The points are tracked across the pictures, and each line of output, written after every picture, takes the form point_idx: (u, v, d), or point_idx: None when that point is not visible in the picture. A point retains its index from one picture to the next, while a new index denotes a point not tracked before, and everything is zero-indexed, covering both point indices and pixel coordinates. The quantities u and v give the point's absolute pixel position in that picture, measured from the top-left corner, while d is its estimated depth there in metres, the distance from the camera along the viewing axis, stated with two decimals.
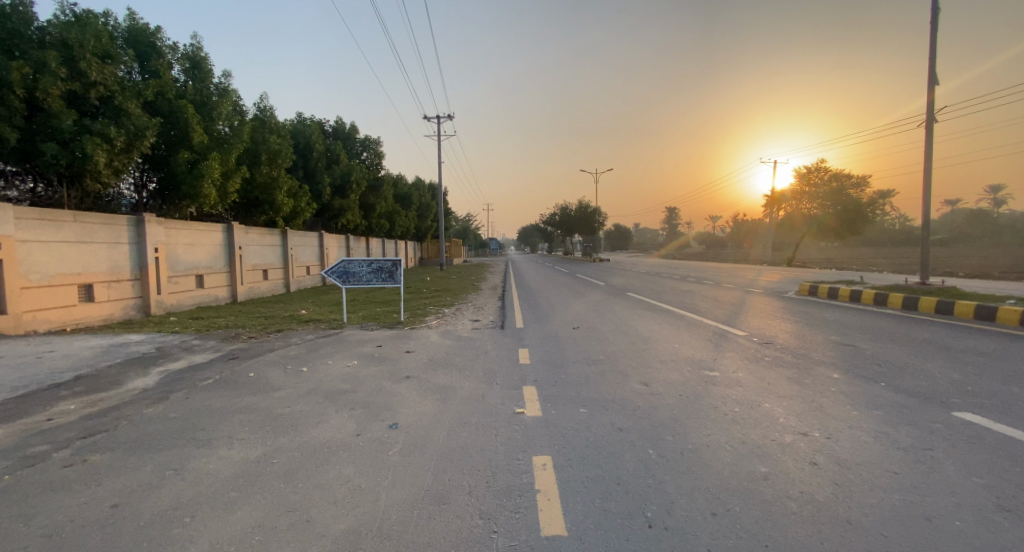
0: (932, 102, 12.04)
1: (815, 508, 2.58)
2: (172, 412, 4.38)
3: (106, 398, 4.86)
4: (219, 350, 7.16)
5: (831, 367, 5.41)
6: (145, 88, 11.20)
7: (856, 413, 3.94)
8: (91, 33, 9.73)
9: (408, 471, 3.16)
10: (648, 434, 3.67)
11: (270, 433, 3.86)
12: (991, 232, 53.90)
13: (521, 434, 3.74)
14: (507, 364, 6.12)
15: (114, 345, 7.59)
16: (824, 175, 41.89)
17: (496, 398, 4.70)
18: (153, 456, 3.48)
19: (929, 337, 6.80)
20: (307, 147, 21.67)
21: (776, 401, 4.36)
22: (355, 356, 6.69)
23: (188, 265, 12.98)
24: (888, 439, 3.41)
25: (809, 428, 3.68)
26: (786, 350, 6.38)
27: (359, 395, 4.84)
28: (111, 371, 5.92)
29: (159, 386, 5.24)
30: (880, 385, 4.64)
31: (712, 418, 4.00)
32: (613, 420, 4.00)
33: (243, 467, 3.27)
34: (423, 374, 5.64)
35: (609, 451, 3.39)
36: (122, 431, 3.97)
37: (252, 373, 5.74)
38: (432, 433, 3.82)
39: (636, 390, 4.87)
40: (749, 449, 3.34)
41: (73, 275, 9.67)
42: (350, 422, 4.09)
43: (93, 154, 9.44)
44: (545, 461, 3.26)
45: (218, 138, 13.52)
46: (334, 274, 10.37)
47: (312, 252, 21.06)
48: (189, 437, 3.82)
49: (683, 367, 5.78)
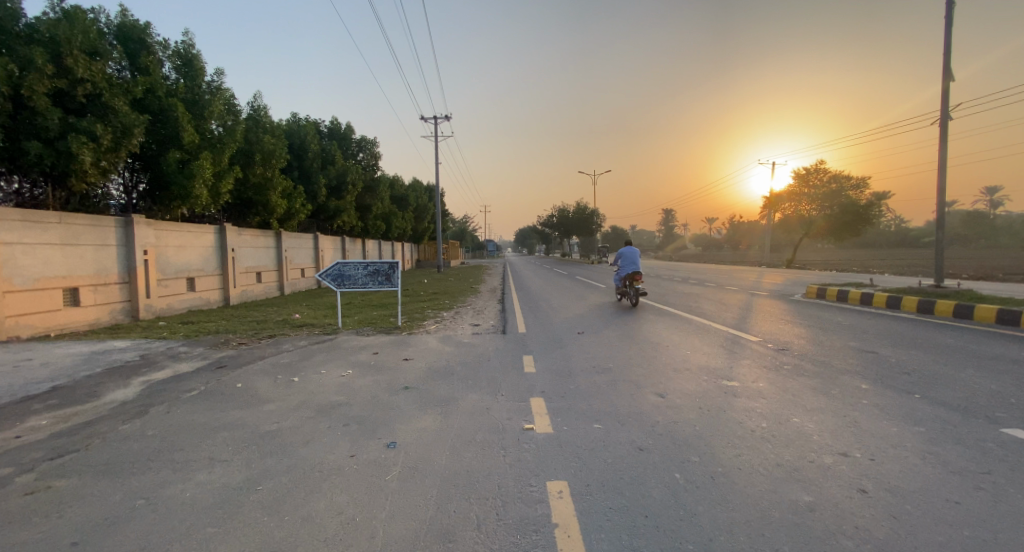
0: (948, 98, 11.76)
1: (876, 548, 2.25)
2: (151, 429, 4.00)
3: (80, 413, 4.47)
4: (206, 358, 6.79)
5: (857, 376, 5.11)
6: (134, 85, 10.81)
7: (896, 430, 3.65)
8: (79, 28, 9.36)
9: (408, 501, 2.82)
10: (672, 455, 3.34)
11: (255, 454, 3.50)
12: (989, 234, 53.92)
13: (532, 456, 3.39)
14: (512, 373, 5.78)
15: (98, 352, 7.19)
16: (824, 177, 41.86)
17: (502, 412, 4.36)
18: (127, 480, 3.11)
19: (954, 344, 6.53)
20: (302, 148, 21.36)
21: (805, 415, 4.05)
22: (350, 364, 6.33)
23: (179, 268, 12.59)
24: (939, 462, 3.11)
25: (848, 447, 3.37)
26: (804, 357, 6.09)
27: (354, 409, 4.48)
28: (88, 381, 5.51)
29: (140, 399, 4.85)
30: (914, 398, 4.35)
31: (739, 435, 3.68)
32: (631, 438, 3.67)
33: (223, 496, 2.90)
34: (423, 385, 5.29)
35: (631, 476, 3.05)
36: (95, 451, 3.57)
37: (240, 384, 5.38)
38: (433, 453, 3.47)
39: (652, 402, 4.55)
40: (786, 473, 3.02)
41: (59, 278, 9.27)
42: (343, 440, 3.74)
43: (79, 153, 9.04)
44: (560, 489, 2.91)
45: (210, 137, 13.16)
46: (328, 277, 9.98)
47: (307, 254, 20.67)
48: (167, 458, 3.43)
49: (699, 376, 5.45)
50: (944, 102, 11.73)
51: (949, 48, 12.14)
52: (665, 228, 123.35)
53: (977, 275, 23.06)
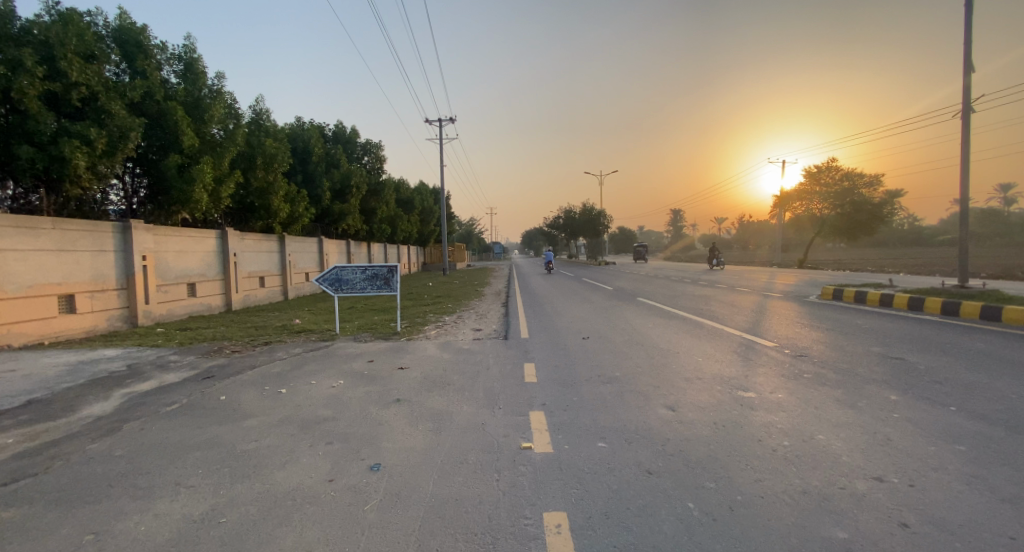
0: (970, 90, 11.30)
1: None
2: (119, 449, 3.72)
3: (50, 430, 4.20)
4: (195, 368, 6.54)
5: (885, 386, 4.70)
6: (131, 88, 10.65)
7: (934, 449, 3.27)
8: (74, 30, 9.19)
9: (384, 537, 2.49)
10: (685, 480, 2.99)
11: (225, 479, 3.19)
12: (1005, 232, 52.87)
13: (528, 481, 3.06)
14: (511, 383, 5.45)
15: (84, 362, 6.94)
16: (835, 175, 41.05)
17: (498, 428, 4.02)
18: (82, 510, 2.83)
19: (983, 348, 6.14)
20: (306, 152, 21.21)
21: (830, 431, 3.69)
22: (343, 374, 6.02)
23: (180, 273, 12.43)
24: (986, 487, 2.73)
25: (883, 471, 3.00)
26: (825, 365, 5.69)
27: (340, 425, 4.17)
28: (66, 394, 5.25)
29: (116, 414, 4.59)
30: (950, 410, 3.96)
31: (758, 456, 3.31)
32: (640, 459, 3.33)
33: (180, 531, 2.59)
34: (416, 396, 4.98)
35: (639, 507, 2.71)
36: (53, 475, 3.29)
37: (224, 397, 5.10)
38: (419, 478, 3.15)
39: (662, 416, 4.21)
40: (815, 503, 2.66)
41: (54, 285, 9.10)
42: (323, 462, 3.43)
43: (72, 157, 8.83)
44: (558, 523, 2.58)
45: (211, 142, 12.99)
46: (326, 281, 9.68)
47: (311, 259, 20.49)
48: (129, 484, 3.13)
49: (712, 386, 5.08)
50: (965, 94, 11.28)
51: (970, 39, 11.69)
52: (673, 228, 122.33)
53: (998, 275, 22.27)
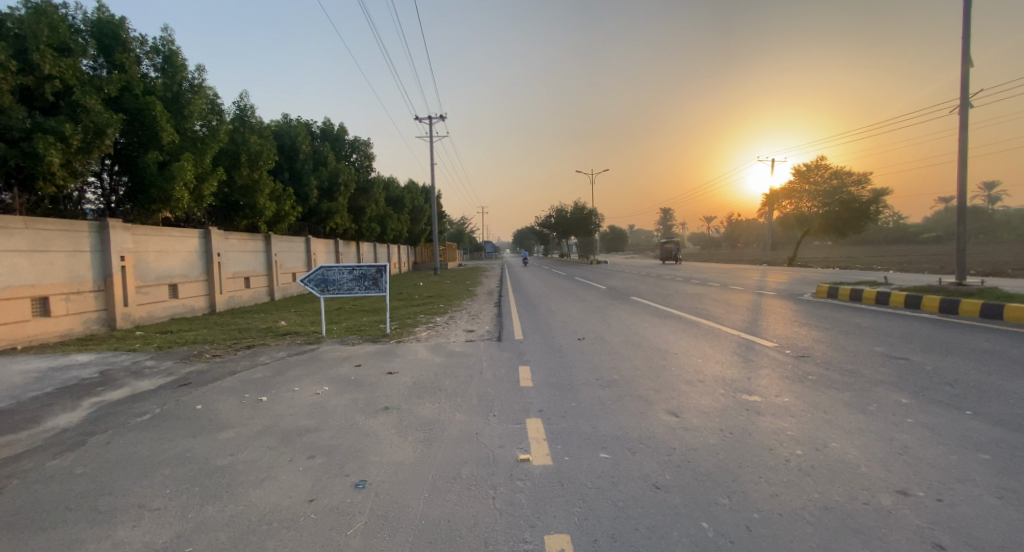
0: (968, 85, 11.23)
1: None
2: (82, 466, 3.41)
3: (9, 445, 3.87)
4: (173, 374, 6.19)
5: (894, 388, 4.54)
6: (108, 83, 10.17)
7: (957, 458, 3.09)
8: (46, 22, 8.74)
9: None
10: (696, 496, 2.78)
11: (195, 500, 2.92)
12: (989, 229, 53.79)
13: (526, 499, 2.83)
14: (506, 388, 5.21)
15: (54, 369, 6.55)
16: (823, 174, 41.47)
17: (493, 439, 3.78)
18: (33, 537, 2.53)
19: (989, 347, 6.01)
20: (293, 149, 20.70)
21: (844, 438, 3.49)
22: (328, 380, 5.72)
23: (161, 274, 12.01)
24: (1019, 501, 2.55)
25: (906, 484, 2.81)
26: (829, 365, 5.53)
27: (324, 436, 3.90)
28: (32, 404, 4.91)
29: (83, 426, 4.27)
30: (966, 415, 3.79)
31: (771, 467, 3.10)
32: (646, 472, 3.10)
33: None
34: (406, 404, 4.71)
35: (648, 528, 2.48)
36: (4, 497, 2.98)
37: (201, 405, 4.80)
38: (408, 496, 2.89)
39: (665, 423, 3.99)
40: (838, 521, 2.45)
41: (26, 287, 8.67)
42: (304, 479, 3.16)
43: (46, 154, 8.40)
44: (562, 548, 2.34)
45: (192, 138, 12.54)
46: (312, 282, 9.33)
47: (298, 258, 20.03)
48: (89, 507, 2.84)
49: (715, 389, 4.88)
50: (963, 88, 11.22)
51: (967, 34, 11.63)
52: (663, 226, 122.78)
53: (987, 272, 22.49)
